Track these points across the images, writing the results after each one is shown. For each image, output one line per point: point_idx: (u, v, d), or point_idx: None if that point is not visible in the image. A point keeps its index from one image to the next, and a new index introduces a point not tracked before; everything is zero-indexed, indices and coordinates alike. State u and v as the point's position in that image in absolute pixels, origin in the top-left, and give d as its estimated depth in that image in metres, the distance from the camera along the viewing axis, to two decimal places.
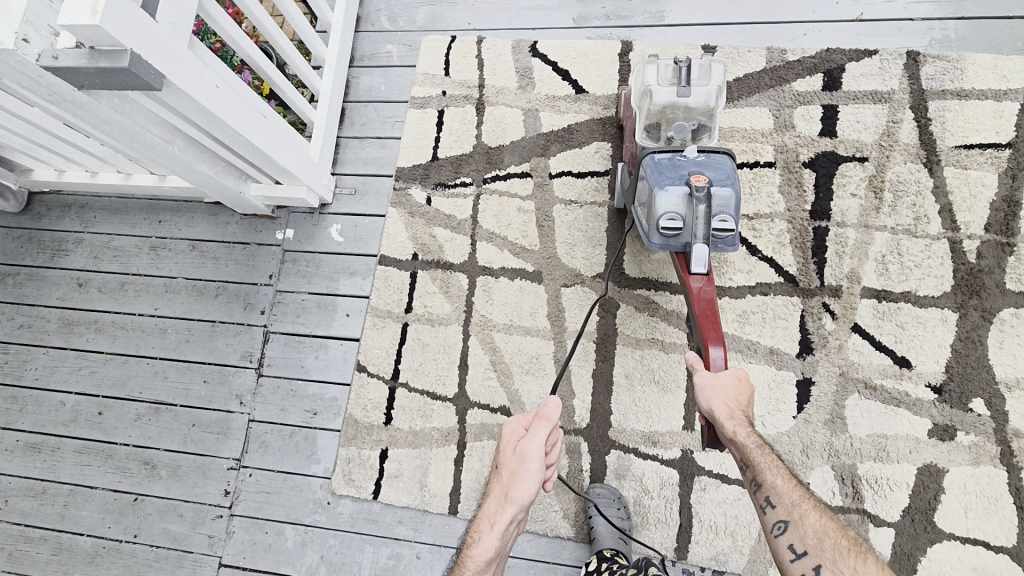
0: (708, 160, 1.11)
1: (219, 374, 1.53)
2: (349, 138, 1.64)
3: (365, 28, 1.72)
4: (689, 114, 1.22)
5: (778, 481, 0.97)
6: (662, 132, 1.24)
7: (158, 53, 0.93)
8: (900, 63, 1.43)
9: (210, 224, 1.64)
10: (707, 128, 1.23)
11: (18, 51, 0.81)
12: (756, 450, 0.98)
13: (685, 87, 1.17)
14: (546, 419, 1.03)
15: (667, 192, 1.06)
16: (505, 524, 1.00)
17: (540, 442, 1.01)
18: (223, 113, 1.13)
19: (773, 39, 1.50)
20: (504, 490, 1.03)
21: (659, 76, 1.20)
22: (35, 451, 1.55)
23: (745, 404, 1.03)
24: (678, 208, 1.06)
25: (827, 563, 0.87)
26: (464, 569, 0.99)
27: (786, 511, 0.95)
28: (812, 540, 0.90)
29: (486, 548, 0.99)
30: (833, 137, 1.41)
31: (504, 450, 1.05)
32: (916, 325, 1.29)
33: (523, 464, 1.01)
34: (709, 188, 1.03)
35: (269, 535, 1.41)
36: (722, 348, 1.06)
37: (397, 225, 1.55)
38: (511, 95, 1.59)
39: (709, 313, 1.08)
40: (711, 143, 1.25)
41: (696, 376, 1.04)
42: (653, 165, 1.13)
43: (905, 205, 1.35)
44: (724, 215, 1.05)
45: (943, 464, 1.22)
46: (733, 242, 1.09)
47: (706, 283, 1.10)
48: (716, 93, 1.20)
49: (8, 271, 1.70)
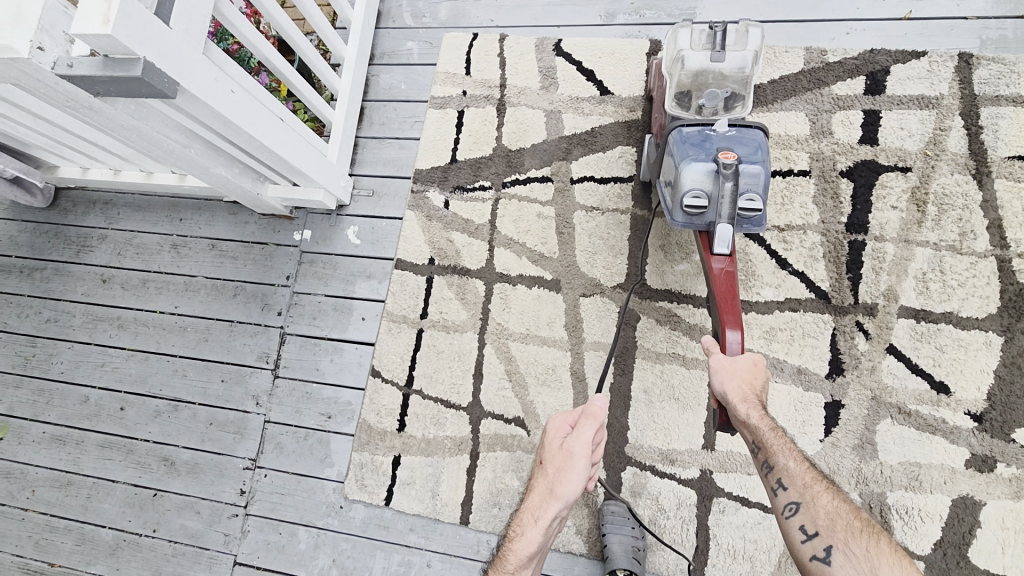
0: (739, 135, 1.08)
1: (236, 374, 1.54)
2: (368, 138, 1.62)
3: (386, 25, 1.68)
4: (723, 81, 1.14)
5: (791, 463, 0.94)
6: (693, 101, 1.17)
7: (172, 61, 0.92)
8: (950, 65, 1.34)
9: (229, 223, 1.65)
10: (740, 97, 1.15)
11: (33, 59, 0.80)
12: (767, 430, 0.94)
13: (718, 52, 1.10)
14: (592, 417, 1.02)
15: (693, 167, 1.04)
16: (549, 519, 0.97)
17: (587, 442, 0.99)
18: (237, 118, 1.12)
19: (812, 39, 1.42)
20: (548, 486, 1.00)
21: (693, 40, 1.13)
22: (61, 443, 1.59)
23: (758, 386, 1.01)
24: (703, 185, 1.03)
25: (839, 544, 0.84)
26: (505, 562, 0.98)
27: (798, 492, 0.92)
28: (824, 522, 0.86)
29: (529, 543, 0.97)
30: (874, 145, 1.33)
31: (550, 446, 1.04)
32: (957, 348, 1.22)
33: (570, 460, 0.99)
34: (737, 166, 1.01)
35: (283, 536, 1.42)
36: (738, 332, 1.07)
37: (414, 228, 1.52)
38: (533, 96, 1.54)
39: (728, 295, 1.08)
40: (745, 113, 1.18)
41: (711, 358, 1.04)
42: (681, 139, 1.09)
43: (950, 220, 1.27)
44: (752, 195, 1.02)
45: (981, 497, 1.15)
46: (758, 223, 1.09)
47: (728, 263, 1.09)
48: (752, 58, 1.11)
49: (35, 266, 1.73)
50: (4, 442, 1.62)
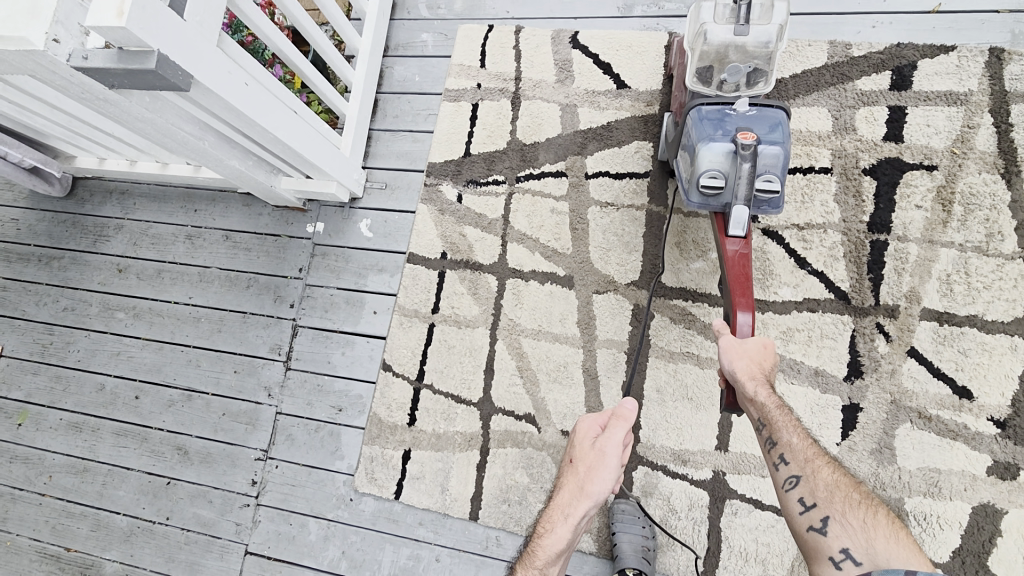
0: (759, 114, 1.05)
1: (249, 365, 1.55)
2: (381, 131, 1.61)
3: (400, 16, 1.67)
4: (745, 56, 1.12)
5: (795, 439, 0.94)
6: (715, 76, 1.15)
7: (186, 53, 0.92)
8: (981, 60, 1.29)
9: (243, 215, 1.65)
10: (763, 73, 1.14)
11: (49, 52, 0.80)
12: (772, 406, 0.95)
13: (743, 25, 1.08)
14: (623, 419, 1.04)
15: (711, 147, 1.02)
16: (578, 517, 1.00)
17: (618, 442, 1.03)
18: (252, 110, 1.11)
19: (836, 32, 1.38)
20: (579, 483, 1.03)
21: (716, 14, 1.11)
22: (77, 430, 1.61)
23: (767, 368, 1.00)
24: (720, 165, 1.02)
25: (836, 514, 0.83)
26: (534, 557, 1.01)
27: (799, 466, 0.91)
28: (823, 494, 0.86)
29: (559, 539, 1.00)
30: (898, 143, 1.29)
31: (580, 444, 1.07)
32: (980, 352, 1.19)
33: (602, 459, 1.02)
34: (756, 147, 0.99)
35: (294, 527, 1.43)
36: (750, 315, 1.05)
37: (427, 222, 1.51)
38: (548, 89, 1.52)
39: (742, 278, 1.06)
40: (766, 90, 1.16)
41: (722, 339, 1.01)
42: (699, 118, 1.07)
43: (976, 220, 1.24)
44: (770, 175, 1.01)
45: (1002, 505, 1.12)
46: (774, 206, 1.07)
47: (742, 245, 1.07)
48: (777, 33, 1.09)
49: (53, 255, 1.76)
50: (23, 428, 1.64)
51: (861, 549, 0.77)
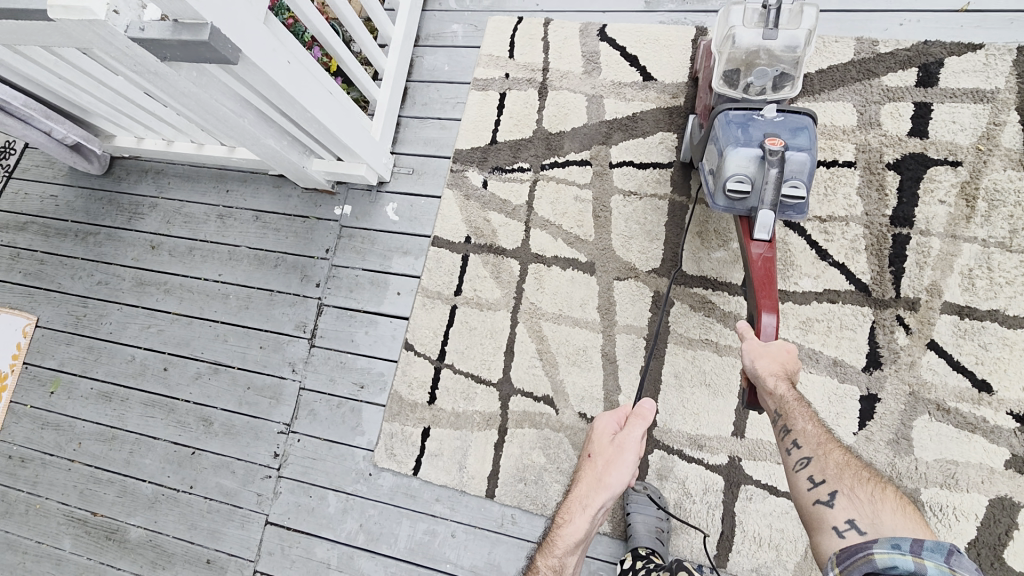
0: (785, 121, 1.07)
1: (274, 341, 1.59)
2: (410, 118, 1.65)
3: (432, 8, 1.71)
4: (773, 60, 1.15)
5: (809, 426, 0.94)
6: (741, 79, 1.17)
7: (236, 29, 0.96)
8: (1009, 59, 1.30)
9: (273, 196, 1.70)
10: (790, 78, 1.15)
11: (110, 22, 0.87)
12: (790, 397, 0.97)
13: (772, 30, 1.11)
14: (642, 417, 1.08)
15: (738, 153, 1.04)
16: (596, 508, 1.03)
17: (637, 438, 1.07)
18: (292, 88, 1.16)
19: (863, 29, 1.40)
20: (596, 476, 1.07)
21: (744, 19, 1.13)
22: (107, 399, 1.66)
23: (791, 369, 1.02)
24: (747, 170, 1.04)
25: (844, 489, 0.84)
26: (554, 546, 1.05)
27: (811, 449, 0.92)
28: (832, 471, 0.87)
29: (576, 529, 1.04)
30: (923, 138, 1.30)
31: (598, 441, 1.12)
32: (1001, 346, 1.19)
33: (620, 454, 1.07)
34: (784, 152, 1.00)
35: (313, 499, 1.47)
36: (774, 317, 1.08)
37: (452, 207, 1.55)
38: (575, 80, 1.55)
39: (766, 280, 1.09)
40: (792, 95, 1.17)
41: (746, 341, 1.04)
42: (726, 122, 1.10)
43: (1000, 216, 1.24)
44: (796, 181, 1.03)
45: (1019, 498, 1.12)
46: (799, 212, 1.08)
47: (767, 249, 1.11)
48: (804, 38, 1.12)
49: (89, 230, 1.82)
50: (55, 396, 1.70)
51: (867, 520, 0.79)
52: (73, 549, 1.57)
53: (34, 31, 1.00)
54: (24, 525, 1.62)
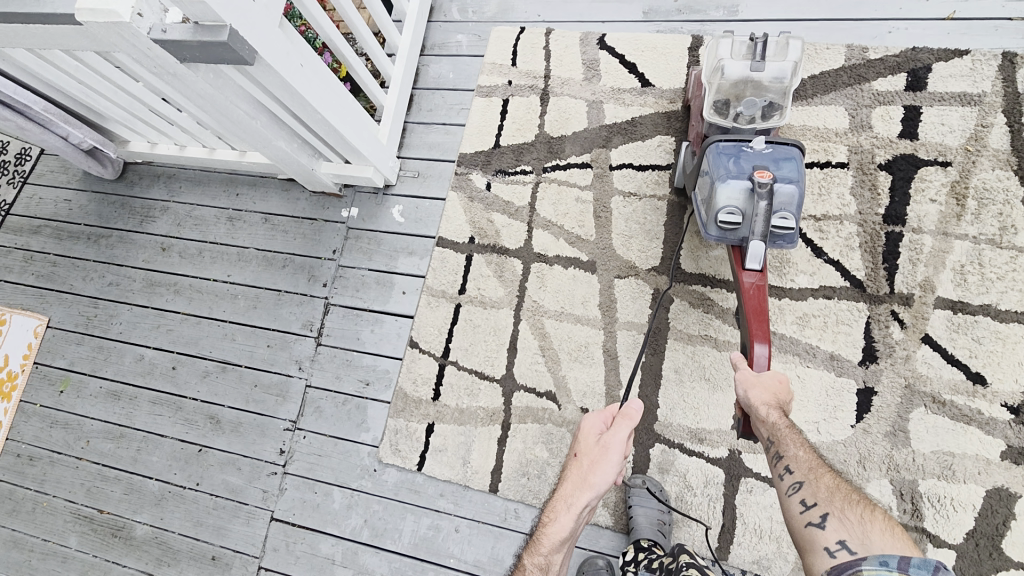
0: (774, 152, 1.11)
1: (282, 340, 1.62)
2: (416, 123, 1.70)
3: (437, 19, 1.77)
4: (760, 90, 1.20)
5: (801, 452, 0.96)
6: (731, 109, 1.22)
7: (253, 32, 1.01)
8: (994, 64, 1.35)
9: (282, 199, 1.74)
10: (778, 107, 1.20)
11: (133, 24, 0.91)
12: (782, 424, 0.99)
13: (759, 62, 1.15)
14: (628, 418, 1.08)
15: (729, 185, 1.08)
16: (580, 507, 1.02)
17: (623, 439, 1.06)
18: (305, 91, 1.21)
19: (853, 37, 1.45)
20: (581, 476, 1.06)
21: (732, 51, 1.19)
22: (116, 398, 1.69)
23: (784, 399, 1.03)
24: (737, 203, 1.08)
25: (835, 511, 0.86)
26: (540, 544, 1.06)
27: (803, 474, 0.94)
28: (823, 494, 0.90)
29: (561, 527, 1.04)
30: (913, 140, 1.35)
31: (584, 441, 1.10)
32: (994, 340, 1.22)
33: (605, 454, 1.06)
34: (772, 184, 1.04)
35: (318, 496, 1.48)
36: (767, 347, 1.11)
37: (456, 209, 1.59)
38: (576, 86, 1.61)
39: (758, 310, 1.13)
40: (781, 124, 1.22)
41: (739, 371, 1.07)
42: (717, 154, 1.14)
43: (990, 214, 1.28)
44: (785, 213, 1.06)
45: (1016, 489, 1.14)
46: (790, 240, 1.13)
47: (758, 277, 1.15)
48: (791, 69, 1.16)
49: (101, 233, 1.86)
50: (64, 395, 1.73)
51: (857, 541, 0.81)
52: (79, 546, 1.58)
53: (58, 35, 1.05)
54: (31, 523, 1.63)
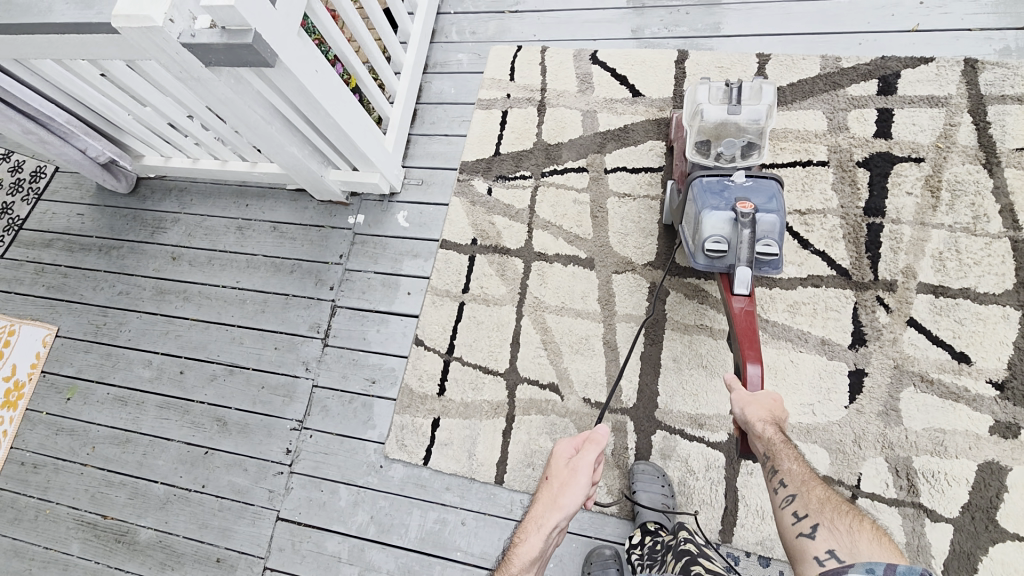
0: (755, 185, 1.18)
1: (289, 342, 1.66)
2: (420, 135, 1.79)
3: (439, 40, 1.89)
4: (740, 131, 1.28)
5: (795, 466, 0.98)
6: (712, 148, 1.30)
7: (274, 36, 1.09)
8: (957, 69, 1.46)
9: (290, 209, 1.81)
10: (756, 146, 1.29)
11: (165, 29, 0.99)
12: (778, 440, 1.00)
13: (735, 106, 1.24)
14: (595, 442, 1.08)
15: (713, 216, 1.15)
16: (550, 528, 0.99)
17: (591, 462, 1.05)
18: (319, 95, 1.29)
19: (827, 48, 1.56)
20: (552, 497, 1.04)
21: (710, 95, 1.28)
22: (122, 403, 1.70)
23: (779, 416, 1.04)
24: (722, 232, 1.14)
25: (825, 521, 0.88)
26: (509, 566, 0.98)
27: (796, 486, 0.96)
28: (814, 506, 0.92)
29: (531, 547, 0.98)
30: (887, 139, 1.44)
31: (555, 464, 1.09)
32: (975, 321, 1.28)
33: (574, 476, 1.04)
34: (754, 215, 1.12)
35: (324, 493, 1.49)
36: (758, 368, 1.13)
37: (459, 213, 1.66)
38: (571, 98, 1.71)
39: (749, 332, 1.15)
40: (760, 161, 1.30)
41: (734, 391, 1.07)
42: (702, 188, 1.20)
43: (963, 205, 1.36)
44: (768, 240, 1.13)
45: (1006, 462, 1.18)
46: (775, 266, 1.17)
47: (747, 303, 1.18)
48: (766, 112, 1.25)
49: (113, 244, 1.92)
50: (70, 402, 1.74)
51: (846, 550, 0.82)
52: (81, 553, 1.57)
53: (92, 45, 1.13)
54: (33, 531, 1.62)
